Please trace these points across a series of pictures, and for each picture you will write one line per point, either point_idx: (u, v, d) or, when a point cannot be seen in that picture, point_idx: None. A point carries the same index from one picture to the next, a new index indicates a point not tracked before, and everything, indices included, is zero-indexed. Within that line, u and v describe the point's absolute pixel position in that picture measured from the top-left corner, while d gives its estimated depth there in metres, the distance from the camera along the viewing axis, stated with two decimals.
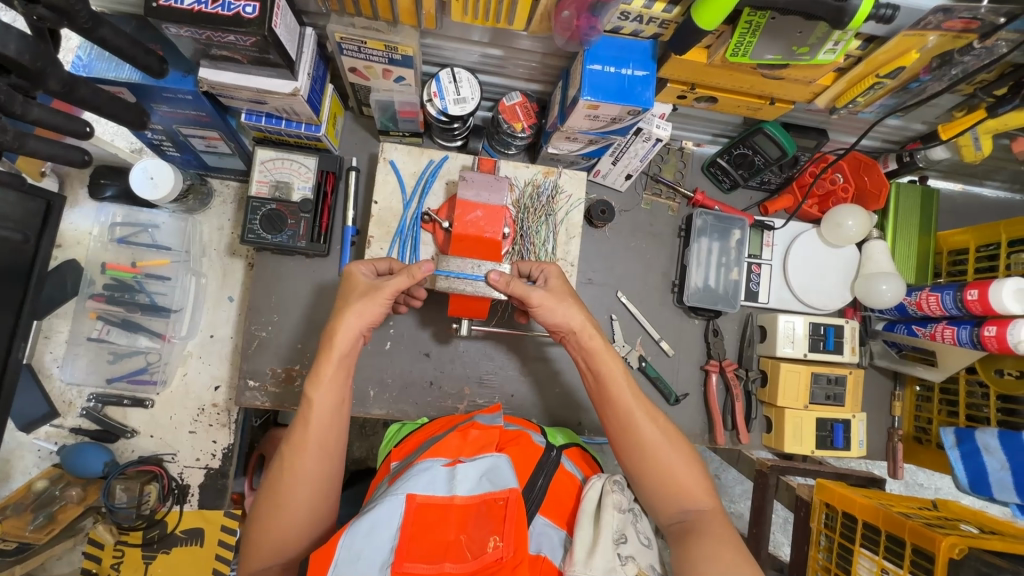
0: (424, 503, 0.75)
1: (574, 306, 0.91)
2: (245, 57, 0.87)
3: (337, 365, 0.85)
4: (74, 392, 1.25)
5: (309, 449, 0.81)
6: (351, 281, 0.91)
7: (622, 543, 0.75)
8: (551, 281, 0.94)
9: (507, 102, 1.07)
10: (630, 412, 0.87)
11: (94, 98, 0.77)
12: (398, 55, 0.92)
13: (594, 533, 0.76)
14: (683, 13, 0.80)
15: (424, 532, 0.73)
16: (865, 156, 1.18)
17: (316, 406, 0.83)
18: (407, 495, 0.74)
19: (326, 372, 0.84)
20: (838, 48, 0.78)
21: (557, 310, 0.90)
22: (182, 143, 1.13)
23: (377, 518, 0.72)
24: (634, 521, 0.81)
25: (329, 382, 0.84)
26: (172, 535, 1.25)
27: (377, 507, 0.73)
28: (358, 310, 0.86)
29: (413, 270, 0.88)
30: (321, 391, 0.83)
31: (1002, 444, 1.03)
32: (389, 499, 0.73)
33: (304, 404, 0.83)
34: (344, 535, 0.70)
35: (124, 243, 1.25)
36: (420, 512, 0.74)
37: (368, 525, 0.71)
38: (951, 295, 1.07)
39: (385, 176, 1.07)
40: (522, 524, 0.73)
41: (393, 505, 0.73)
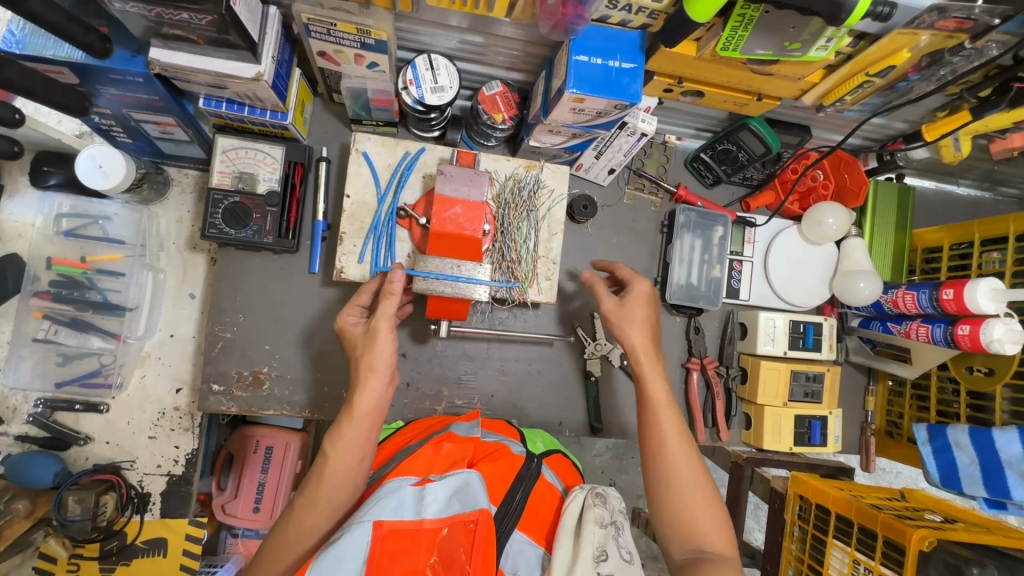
0: (393, 528, 0.69)
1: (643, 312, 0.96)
2: (201, 37, 0.80)
3: (360, 425, 0.79)
4: (19, 397, 1.16)
5: (319, 512, 0.76)
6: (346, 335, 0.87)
7: (602, 561, 0.71)
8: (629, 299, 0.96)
9: (487, 92, 1.02)
10: (665, 438, 0.86)
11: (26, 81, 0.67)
12: (371, 39, 0.86)
13: (573, 550, 0.73)
14: (673, 3, 0.76)
15: (395, 560, 0.68)
16: (847, 154, 1.18)
17: (330, 466, 0.77)
18: (373, 522, 0.68)
19: (345, 431, 0.78)
20: (830, 44, 0.76)
21: (631, 319, 0.94)
22: (134, 130, 1.04)
23: (340, 550, 0.66)
24: (615, 536, 0.77)
25: (346, 441, 0.78)
26: (132, 546, 1.18)
27: (342, 538, 0.67)
28: (370, 366, 0.81)
29: (387, 286, 0.84)
30: (340, 450, 0.77)
31: (972, 440, 1.05)
32: (355, 528, 0.67)
33: (319, 460, 0.78)
34: (306, 573, 0.64)
35: (72, 237, 1.15)
36: (388, 540, 0.68)
37: (332, 561, 0.65)
38: (927, 294, 1.08)
39: (358, 168, 1.01)
40: (493, 546, 0.69)
41: (357, 537, 0.67)
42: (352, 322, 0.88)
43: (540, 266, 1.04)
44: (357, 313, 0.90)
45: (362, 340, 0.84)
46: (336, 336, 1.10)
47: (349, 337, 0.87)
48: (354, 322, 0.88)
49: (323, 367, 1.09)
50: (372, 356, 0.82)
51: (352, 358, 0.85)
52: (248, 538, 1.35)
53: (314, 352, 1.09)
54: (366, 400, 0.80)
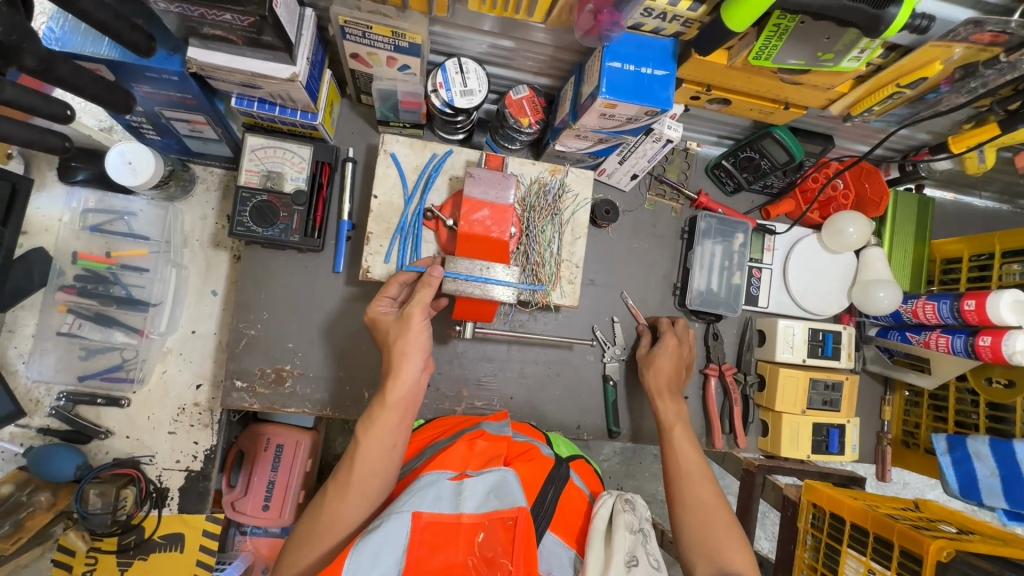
0: (431, 521, 0.72)
1: (674, 364, 1.09)
2: (239, 38, 0.81)
3: (394, 411, 0.81)
4: (42, 390, 1.16)
5: (351, 498, 0.77)
6: (377, 325, 0.90)
7: (633, 566, 0.73)
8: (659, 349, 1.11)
9: (514, 95, 1.03)
10: (686, 464, 0.94)
11: (74, 78, 0.68)
12: (405, 42, 0.87)
13: (606, 555, 0.76)
14: (709, 12, 0.77)
15: (434, 552, 0.71)
16: (868, 164, 1.19)
17: (363, 453, 0.79)
18: (413, 513, 0.71)
19: (380, 417, 0.81)
20: (863, 55, 0.77)
21: (661, 364, 1.09)
22: (164, 127, 1.05)
23: (381, 540, 0.68)
24: (644, 543, 0.78)
25: (379, 429, 0.80)
26: (150, 541, 1.18)
27: (384, 526, 0.69)
28: (401, 349, 0.84)
29: (427, 276, 0.88)
30: (373, 436, 0.80)
31: (992, 451, 1.06)
32: (395, 517, 0.70)
33: (352, 445, 0.80)
34: (349, 558, 0.66)
35: (98, 232, 1.17)
36: (427, 531, 0.71)
37: (374, 547, 0.67)
38: (948, 304, 1.08)
39: (386, 169, 1.02)
40: (532, 544, 0.72)
41: (397, 526, 0.70)
42: (383, 311, 0.90)
43: (563, 270, 1.05)
44: (388, 303, 0.92)
45: (394, 326, 0.87)
46: (358, 336, 1.11)
47: (379, 326, 0.89)
48: (386, 311, 0.90)
49: (345, 366, 1.10)
50: (403, 341, 0.85)
51: (385, 344, 0.88)
52: (257, 537, 1.34)
53: (336, 351, 1.10)
54: (400, 385, 0.82)
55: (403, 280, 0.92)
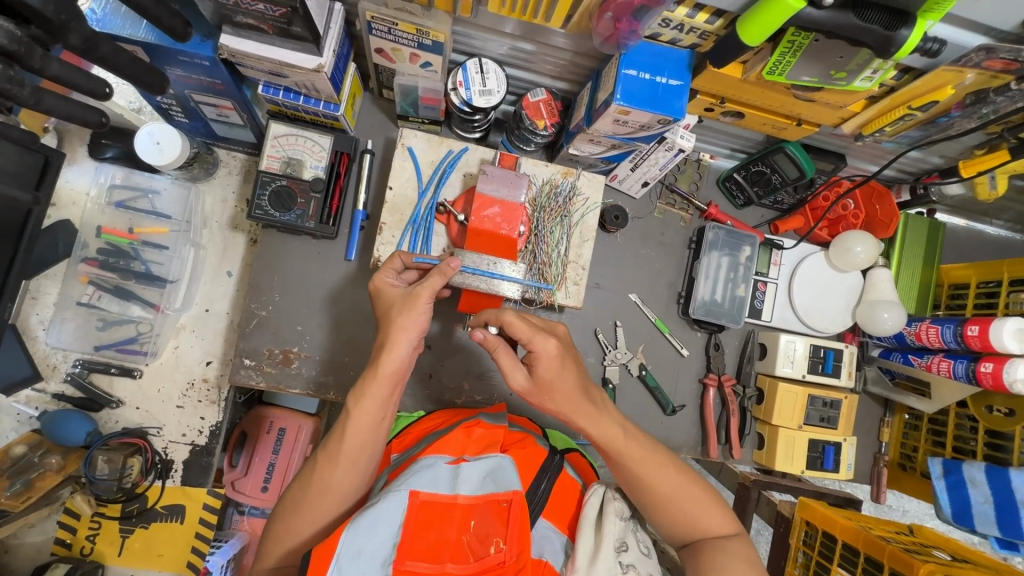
0: (427, 500, 0.78)
1: (573, 371, 0.82)
2: (270, 27, 0.85)
3: (384, 383, 0.81)
4: (59, 356, 1.20)
5: (341, 466, 0.80)
6: (381, 295, 0.87)
7: (623, 552, 0.82)
8: (540, 365, 0.80)
9: (531, 98, 1.05)
10: (636, 464, 0.86)
11: (115, 58, 0.71)
12: (428, 40, 0.90)
13: (596, 541, 0.82)
14: (725, 26, 0.79)
15: (428, 527, 0.77)
16: (879, 185, 1.20)
17: (354, 423, 0.80)
18: (411, 491, 0.77)
19: (372, 390, 0.80)
20: (875, 76, 0.78)
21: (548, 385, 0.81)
22: (192, 110, 1.09)
23: (379, 513, 0.74)
24: (633, 530, 0.87)
25: (370, 400, 0.81)
26: (152, 510, 1.22)
27: (381, 503, 0.75)
28: (401, 325, 0.81)
29: (442, 265, 0.84)
30: (364, 407, 0.80)
31: (988, 478, 1.06)
32: (394, 495, 0.76)
33: (343, 415, 0.81)
34: (346, 532, 0.72)
35: (122, 208, 1.21)
36: (423, 509, 0.78)
37: (372, 519, 0.74)
38: (951, 329, 1.09)
39: (402, 162, 1.05)
40: (525, 525, 0.79)
41: (396, 502, 0.76)
42: (389, 283, 0.88)
43: (569, 271, 1.07)
44: (393, 277, 0.90)
45: (400, 302, 0.84)
46: (364, 323, 1.13)
47: (384, 297, 0.87)
48: (392, 283, 0.88)
49: (351, 352, 1.12)
50: (404, 318, 0.82)
51: (386, 316, 0.84)
52: (253, 517, 1.35)
53: (342, 337, 1.12)
54: (392, 359, 0.80)
55: (410, 260, 0.92)
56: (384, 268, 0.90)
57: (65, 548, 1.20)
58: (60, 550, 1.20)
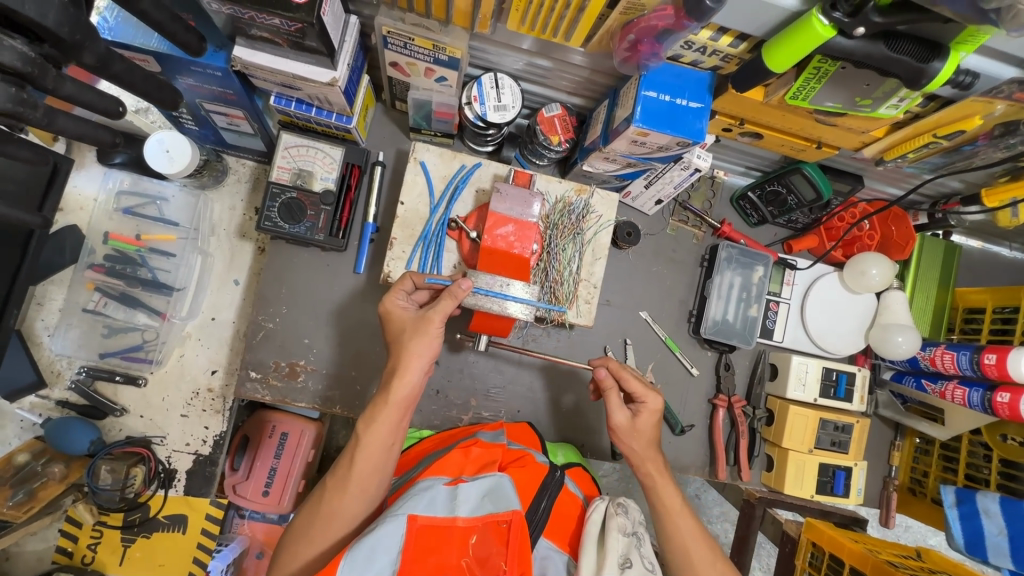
0: (425, 525, 0.76)
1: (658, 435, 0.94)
2: (285, 41, 0.83)
3: (394, 411, 0.81)
4: (64, 362, 1.20)
5: (350, 493, 0.80)
6: (391, 318, 0.86)
7: (627, 568, 0.79)
8: (642, 417, 0.92)
9: (546, 113, 1.04)
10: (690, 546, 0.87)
11: (128, 75, 0.69)
12: (445, 56, 0.88)
13: (600, 556, 0.81)
14: (749, 49, 0.77)
15: (428, 552, 0.75)
16: (897, 208, 1.18)
17: (363, 449, 0.80)
18: (408, 516, 0.75)
19: (382, 416, 0.81)
20: (902, 103, 0.76)
21: (639, 433, 0.92)
22: (203, 118, 1.08)
23: (378, 539, 0.73)
24: (638, 545, 0.83)
25: (379, 426, 0.81)
26: (154, 520, 1.21)
27: (379, 529, 0.74)
28: (414, 350, 0.82)
29: (452, 288, 0.84)
30: (374, 433, 0.81)
31: (1002, 509, 1.04)
32: (391, 520, 0.75)
33: (352, 442, 0.81)
34: (342, 562, 0.70)
35: (130, 214, 1.20)
36: (420, 534, 0.76)
37: (370, 548, 0.72)
38: (967, 355, 1.07)
39: (414, 176, 1.03)
40: (524, 544, 0.76)
41: (394, 528, 0.74)
42: (399, 305, 0.88)
43: (581, 289, 1.06)
44: (403, 299, 0.89)
45: (412, 325, 0.84)
46: (370, 337, 1.12)
47: (394, 320, 0.86)
48: (402, 305, 0.87)
49: (358, 365, 1.11)
50: (416, 342, 0.82)
51: (398, 339, 0.84)
52: (254, 521, 1.31)
53: (349, 351, 1.11)
54: (402, 386, 0.81)
55: (422, 281, 0.90)
56: (394, 289, 0.89)
57: (66, 556, 1.18)
58: (60, 559, 1.17)
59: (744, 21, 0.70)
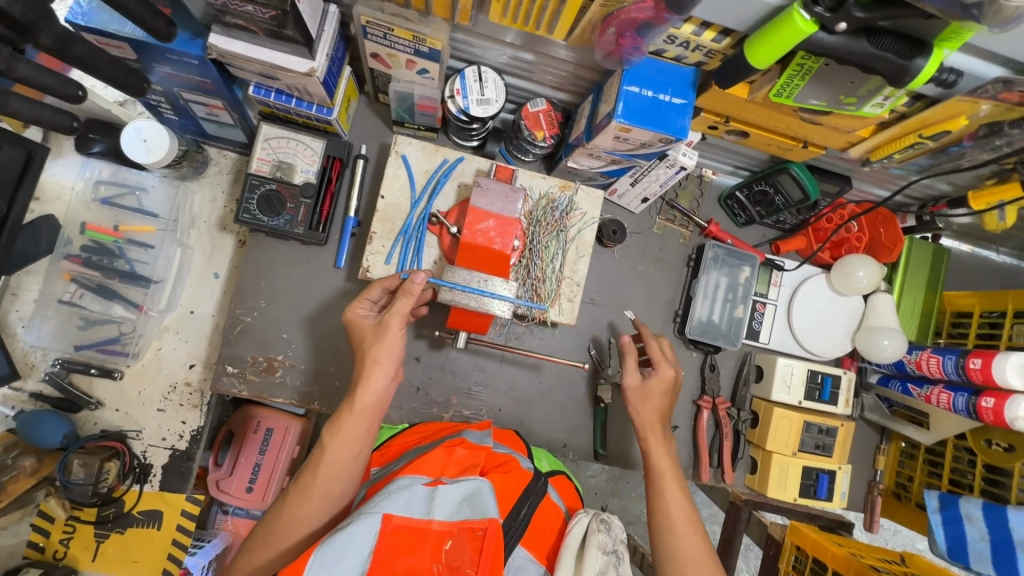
0: (400, 524, 0.75)
1: (669, 401, 0.97)
2: (260, 29, 0.82)
3: (356, 417, 0.81)
4: (38, 354, 1.18)
5: (313, 499, 0.79)
6: (354, 325, 0.87)
7: None
8: (652, 381, 0.96)
9: (531, 109, 1.03)
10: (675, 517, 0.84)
11: (93, 59, 0.67)
12: (425, 47, 0.87)
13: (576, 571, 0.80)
14: (733, 45, 0.76)
15: (399, 555, 0.74)
16: (885, 210, 1.17)
17: (328, 456, 0.79)
18: (384, 514, 0.74)
19: (345, 423, 0.80)
20: (887, 102, 0.75)
21: (651, 398, 0.95)
22: (181, 108, 1.06)
23: (350, 536, 0.71)
24: (616, 564, 0.82)
25: (345, 433, 0.80)
26: (129, 515, 1.18)
27: (351, 526, 0.72)
28: (374, 357, 0.83)
29: (405, 286, 0.85)
30: (339, 442, 0.80)
31: (985, 515, 1.03)
32: (366, 518, 0.73)
33: (316, 450, 0.80)
34: (314, 555, 0.69)
35: (107, 205, 1.19)
36: (394, 534, 0.74)
37: (339, 546, 0.70)
38: (953, 359, 1.06)
39: (395, 170, 1.01)
40: (499, 554, 0.75)
41: (369, 525, 0.73)
42: (362, 314, 0.88)
43: (563, 287, 1.04)
44: (367, 306, 0.90)
45: (371, 332, 0.85)
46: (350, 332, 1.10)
47: (356, 329, 0.87)
48: (364, 314, 0.88)
49: (336, 361, 1.09)
50: (377, 348, 0.83)
51: (360, 347, 0.86)
52: (238, 517, 1.35)
53: (328, 346, 1.10)
54: (367, 394, 0.81)
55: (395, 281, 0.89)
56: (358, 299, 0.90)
57: (37, 551, 1.15)
58: (31, 554, 1.15)
59: (726, 15, 0.69)
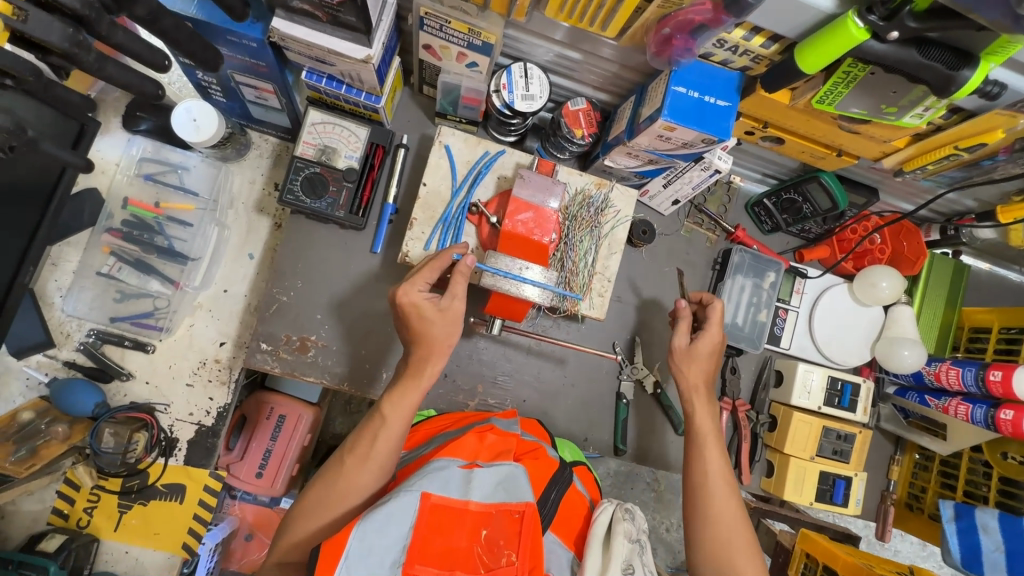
0: (438, 503, 0.77)
1: (715, 365, 1.00)
2: (325, 15, 0.85)
3: (421, 395, 0.87)
4: (74, 324, 1.19)
5: (368, 467, 0.82)
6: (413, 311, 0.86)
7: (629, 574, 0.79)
8: (700, 343, 0.98)
9: (571, 107, 1.06)
10: (714, 488, 0.90)
11: (175, 32, 0.70)
12: (479, 41, 0.90)
13: (604, 560, 0.81)
14: (780, 51, 0.79)
15: (438, 533, 0.75)
16: (909, 223, 1.21)
17: (388, 427, 0.84)
18: (422, 493, 0.76)
19: (410, 400, 0.86)
20: (926, 113, 0.78)
21: (699, 364, 0.98)
22: (231, 90, 1.09)
23: (391, 512, 0.73)
24: (640, 553, 0.84)
25: (406, 410, 0.85)
26: (152, 487, 1.19)
27: (392, 502, 0.74)
28: (445, 342, 0.88)
29: (461, 266, 0.88)
30: (400, 414, 0.84)
31: (1001, 526, 1.05)
32: (405, 495, 0.75)
33: (377, 419, 0.85)
34: (355, 529, 0.71)
35: (150, 181, 1.22)
36: (433, 512, 0.76)
37: (382, 518, 0.73)
38: (973, 372, 1.08)
39: (438, 160, 1.04)
40: (537, 539, 0.77)
41: (408, 502, 0.75)
42: (421, 297, 0.86)
43: (595, 282, 1.06)
44: (423, 286, 0.87)
45: (439, 317, 0.86)
46: (382, 317, 1.12)
47: (418, 313, 0.86)
48: (425, 296, 0.86)
49: (368, 344, 1.11)
50: (442, 333, 0.87)
51: (422, 331, 0.87)
52: (244, 503, 1.38)
53: (359, 330, 1.12)
54: (435, 370, 0.88)
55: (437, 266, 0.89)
56: (409, 279, 0.87)
57: (62, 518, 1.17)
58: (56, 520, 1.17)
59: (778, 21, 0.72)
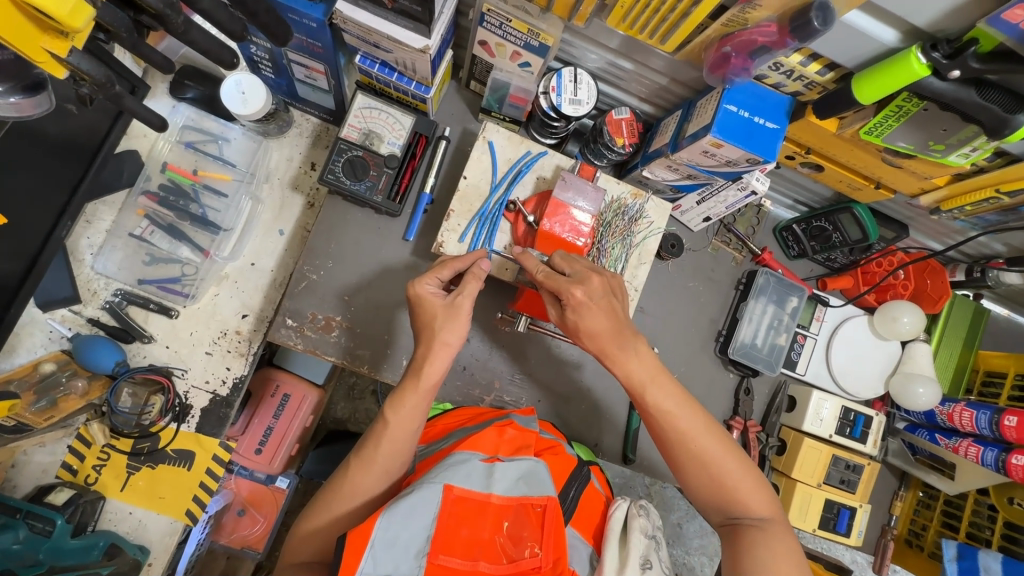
0: (461, 495, 0.77)
1: (603, 316, 0.85)
2: (390, 3, 0.86)
3: (420, 396, 0.85)
4: (101, 282, 1.20)
5: (373, 471, 0.84)
6: (420, 304, 0.87)
7: (648, 568, 0.81)
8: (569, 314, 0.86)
9: (615, 115, 1.07)
10: (681, 428, 0.88)
11: (254, 3, 0.72)
12: (536, 42, 0.91)
13: (622, 554, 0.83)
14: (835, 79, 0.81)
15: (461, 524, 0.76)
16: (934, 263, 1.22)
17: (390, 433, 0.84)
18: (445, 485, 0.76)
19: (409, 399, 0.85)
20: (973, 154, 0.79)
21: (589, 322, 0.85)
22: (282, 67, 1.09)
23: (415, 503, 0.73)
24: (656, 547, 0.86)
25: (408, 409, 0.85)
26: (162, 452, 1.20)
27: (417, 492, 0.74)
28: (443, 340, 0.86)
29: (473, 269, 0.89)
30: (401, 415, 0.84)
31: (1004, 569, 1.07)
32: (430, 486, 0.75)
33: (380, 424, 0.85)
34: (381, 518, 0.71)
35: (191, 148, 1.24)
36: (457, 504, 0.77)
37: (406, 509, 0.72)
38: (987, 415, 1.09)
39: (480, 154, 1.05)
40: (560, 532, 0.77)
41: (432, 494, 0.75)
42: (430, 291, 0.88)
43: None
44: (434, 283, 0.89)
45: (442, 313, 0.86)
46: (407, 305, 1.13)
47: (425, 306, 0.87)
48: (433, 291, 0.88)
49: (392, 329, 1.12)
50: (447, 332, 0.86)
51: (428, 327, 0.87)
52: (240, 478, 1.38)
53: (383, 315, 1.12)
54: (433, 371, 0.85)
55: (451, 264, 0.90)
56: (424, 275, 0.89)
57: (70, 473, 1.17)
58: (64, 475, 1.17)
59: (839, 50, 0.73)
